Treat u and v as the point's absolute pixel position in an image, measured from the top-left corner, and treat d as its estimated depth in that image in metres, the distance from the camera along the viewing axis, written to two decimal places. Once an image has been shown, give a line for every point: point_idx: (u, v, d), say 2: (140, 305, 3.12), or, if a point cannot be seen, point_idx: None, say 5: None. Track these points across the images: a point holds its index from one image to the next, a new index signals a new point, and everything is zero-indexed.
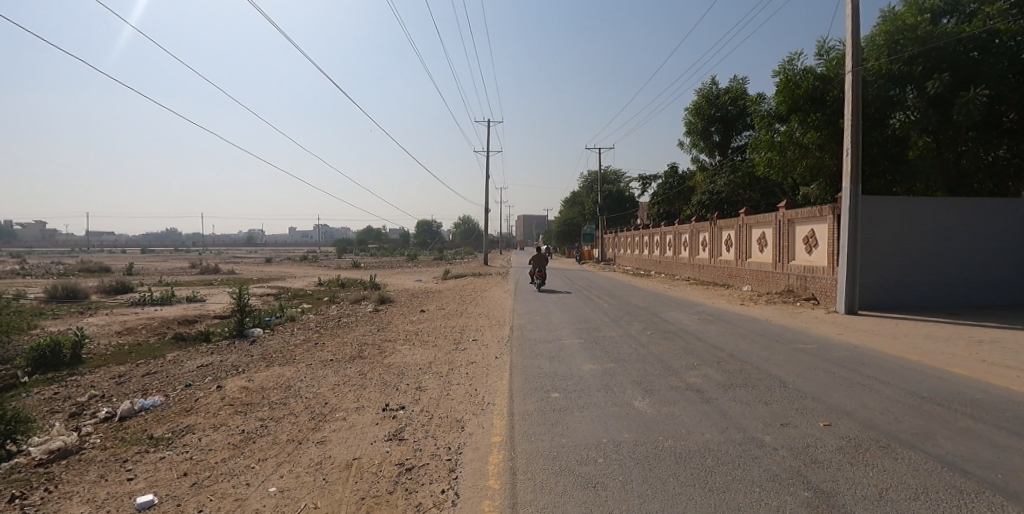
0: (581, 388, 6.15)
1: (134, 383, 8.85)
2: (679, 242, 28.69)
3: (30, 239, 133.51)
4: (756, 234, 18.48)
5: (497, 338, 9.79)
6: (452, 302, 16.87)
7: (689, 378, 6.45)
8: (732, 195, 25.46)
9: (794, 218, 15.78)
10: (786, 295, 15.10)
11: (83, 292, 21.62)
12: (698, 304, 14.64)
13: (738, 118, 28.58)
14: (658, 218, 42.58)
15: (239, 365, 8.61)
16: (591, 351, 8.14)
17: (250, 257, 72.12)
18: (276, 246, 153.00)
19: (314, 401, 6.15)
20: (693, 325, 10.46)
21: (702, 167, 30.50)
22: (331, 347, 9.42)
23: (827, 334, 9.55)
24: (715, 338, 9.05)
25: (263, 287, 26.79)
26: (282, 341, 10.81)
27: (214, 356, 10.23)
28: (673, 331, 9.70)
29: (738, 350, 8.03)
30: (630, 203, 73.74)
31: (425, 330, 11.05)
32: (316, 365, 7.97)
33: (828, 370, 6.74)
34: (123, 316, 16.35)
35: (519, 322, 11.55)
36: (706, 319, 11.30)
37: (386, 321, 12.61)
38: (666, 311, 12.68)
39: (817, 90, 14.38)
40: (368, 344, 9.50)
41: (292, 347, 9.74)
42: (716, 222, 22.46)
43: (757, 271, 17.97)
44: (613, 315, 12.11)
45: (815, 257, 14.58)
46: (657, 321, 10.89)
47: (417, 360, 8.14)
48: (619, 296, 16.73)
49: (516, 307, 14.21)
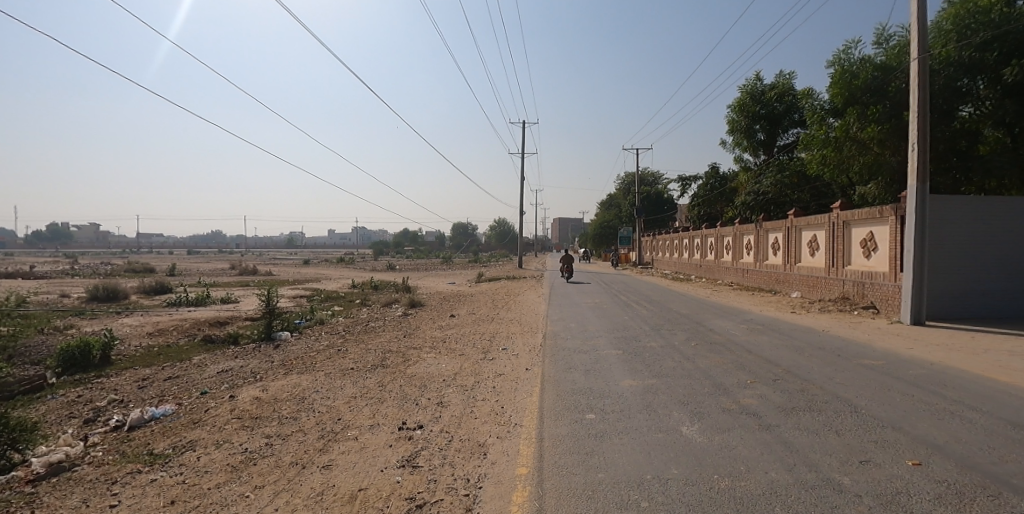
0: (620, 409, 5.47)
1: (153, 389, 8.93)
2: (721, 245, 27.30)
3: (89, 241, 142.46)
4: (807, 236, 17.17)
5: (528, 347, 9.19)
6: (482, 306, 16.39)
7: (743, 400, 5.68)
8: (779, 195, 23.95)
9: (851, 219, 14.51)
10: (841, 303, 13.87)
11: (125, 293, 22.41)
12: (744, 311, 13.61)
13: (786, 115, 27.03)
14: (697, 220, 40.99)
15: (256, 373, 8.58)
16: (630, 365, 7.42)
17: (288, 260, 74.00)
18: (312, 248, 157.56)
19: (327, 416, 5.82)
20: (743, 336, 9.54)
21: (745, 167, 28.99)
22: (353, 354, 9.10)
23: (898, 348, 8.47)
24: (770, 352, 8.14)
25: (297, 289, 27.14)
26: (307, 345, 10.61)
27: (237, 360, 10.49)
28: (720, 343, 8.85)
29: (798, 367, 7.13)
30: (667, 207, 72.14)
31: (453, 336, 10.58)
32: (336, 374, 7.68)
33: (910, 392, 5.79)
34: (159, 318, 16.74)
35: (552, 329, 10.90)
36: (756, 329, 10.34)
37: (414, 326, 12.24)
38: (709, 319, 11.77)
39: (876, 81, 13.09)
40: (392, 352, 9.12)
41: (312, 352, 9.58)
42: (762, 224, 21.15)
43: (808, 276, 16.68)
44: (652, 323, 11.30)
45: (875, 262, 13.32)
46: (702, 331, 10.02)
47: (442, 371, 7.65)
48: (656, 302, 15.82)
49: (547, 313, 13.61)
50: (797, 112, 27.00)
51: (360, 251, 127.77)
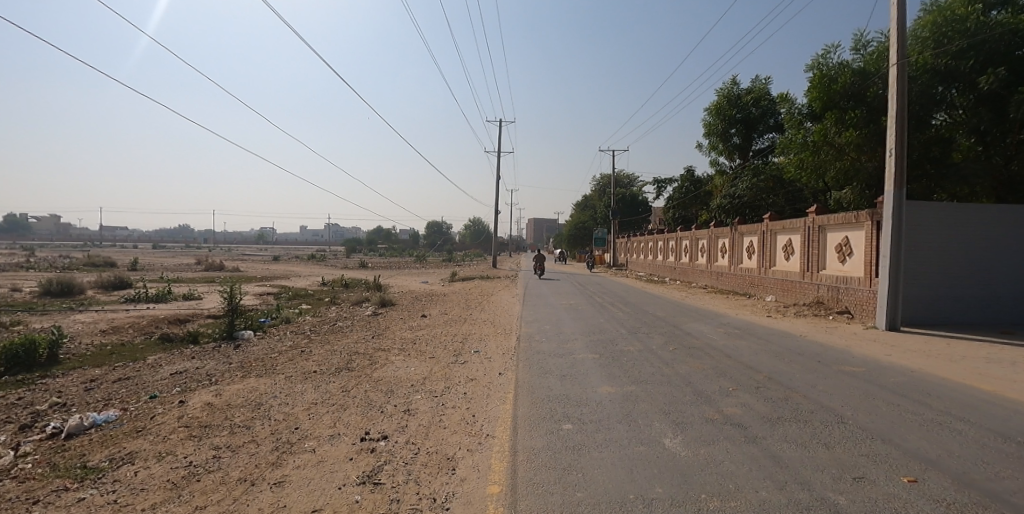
0: (599, 418, 5.16)
1: (99, 392, 8.09)
2: (696, 248, 27.47)
3: (46, 232, 135.55)
4: (783, 240, 17.29)
5: (502, 349, 8.80)
6: (456, 306, 15.92)
7: (726, 409, 5.43)
8: (754, 199, 24.17)
9: (826, 224, 14.63)
10: (816, 308, 13.96)
11: (79, 287, 21.06)
12: (722, 315, 13.54)
13: (761, 119, 27.36)
14: (674, 223, 41.42)
15: (213, 375, 7.83)
16: (608, 370, 7.12)
17: (259, 256, 71.65)
18: (286, 244, 153.56)
19: (283, 425, 5.23)
20: (720, 340, 9.38)
21: (721, 170, 29.28)
22: (318, 355, 8.55)
23: (875, 354, 8.42)
24: (749, 357, 7.96)
25: (264, 286, 26.08)
26: (268, 346, 9.95)
27: (193, 361, 9.69)
28: (699, 347, 8.65)
29: (779, 373, 6.96)
30: (642, 208, 73.11)
31: (424, 337, 10.12)
32: (297, 378, 7.09)
33: (893, 402, 5.65)
34: (112, 315, 15.68)
35: (527, 331, 10.54)
36: (734, 333, 10.20)
37: (384, 326, 11.71)
38: (687, 323, 11.61)
39: (855, 86, 13.26)
40: (358, 353, 8.60)
41: (274, 354, 8.91)
42: (737, 228, 21.30)
43: (782, 280, 16.81)
44: (630, 325, 11.07)
45: (849, 267, 13.44)
46: (680, 335, 9.83)
47: (410, 375, 7.20)
48: (634, 304, 15.63)
49: (523, 314, 13.27)
50: (772, 117, 27.37)
51: (336, 248, 125.11)
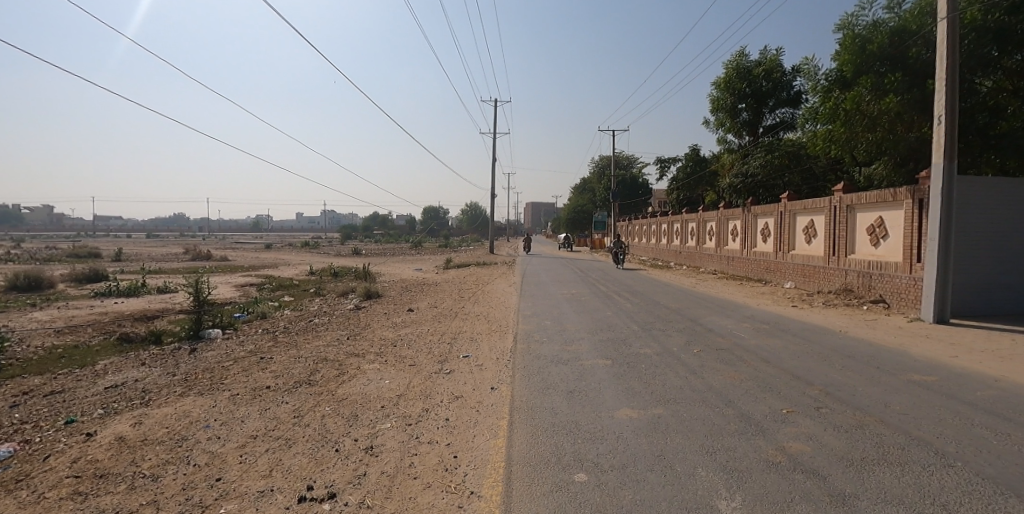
0: (623, 461, 3.84)
1: (16, 408, 6.73)
2: (703, 231, 26.06)
3: (36, 222, 133.53)
4: (803, 222, 15.88)
5: (496, 354, 7.48)
6: (448, 298, 14.54)
7: (788, 445, 4.12)
8: (769, 178, 22.60)
9: (855, 204, 13.24)
10: (845, 296, 12.68)
11: (49, 280, 19.70)
12: (742, 305, 12.23)
13: (771, 93, 25.74)
14: (678, 205, 39.93)
15: (150, 392, 6.48)
16: (624, 383, 5.81)
17: (253, 245, 69.86)
18: (281, 231, 151.83)
19: (201, 473, 3.90)
20: (750, 339, 8.06)
21: (729, 149, 27.70)
22: (278, 364, 7.22)
23: (935, 355, 7.13)
24: (793, 364, 6.66)
25: (249, 276, 24.68)
26: (228, 349, 8.64)
27: (140, 369, 8.36)
28: (728, 350, 7.35)
29: (836, 388, 5.64)
30: (642, 190, 70.91)
31: (407, 338, 8.79)
32: (245, 398, 5.77)
33: (999, 427, 4.35)
34: (72, 312, 14.31)
35: (526, 329, 9.19)
36: (762, 329, 8.89)
37: (364, 324, 10.36)
38: (705, 316, 10.30)
39: (891, 47, 11.74)
40: (326, 362, 7.25)
41: (229, 360, 7.59)
42: (750, 209, 19.88)
43: (802, 265, 15.47)
44: (642, 320, 9.74)
45: (883, 251, 12.14)
46: (704, 333, 8.51)
47: (383, 390, 5.90)
48: (643, 294, 14.29)
49: (521, 307, 11.94)
50: (782, 90, 25.82)
51: (332, 235, 123.56)
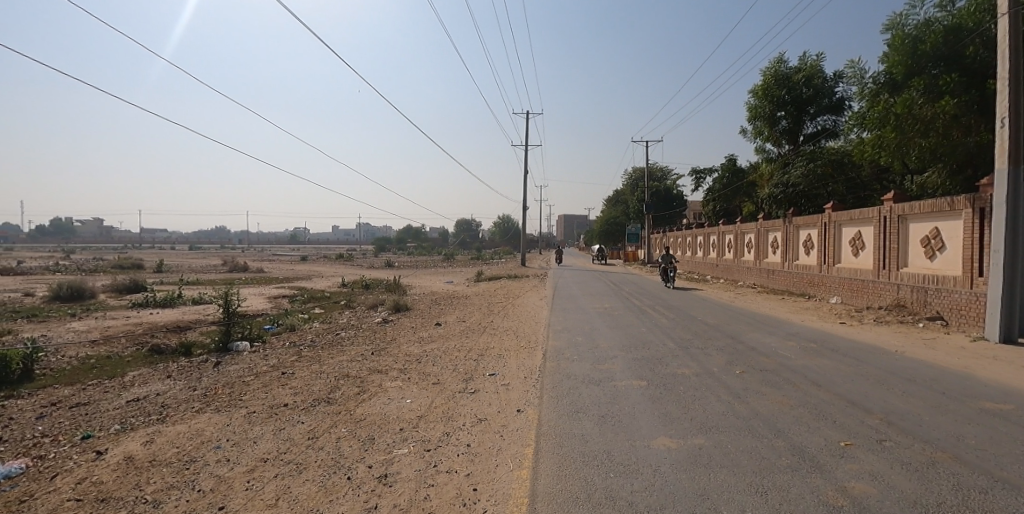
0: (659, 501, 3.41)
1: (46, 419, 6.81)
2: (741, 243, 25.07)
3: (90, 235, 141.78)
4: (850, 233, 14.94)
5: (523, 372, 7.12)
6: (476, 312, 14.27)
7: (851, 486, 3.60)
8: (811, 188, 21.55)
9: (907, 214, 12.35)
10: (897, 313, 11.77)
11: (92, 291, 20.53)
12: (784, 322, 11.49)
13: (813, 100, 24.70)
14: (714, 216, 38.81)
15: (170, 408, 6.41)
16: (659, 407, 5.36)
17: (287, 257, 71.88)
18: (315, 244, 156.13)
19: (205, 500, 3.69)
20: (799, 360, 7.42)
21: (767, 158, 26.72)
22: (300, 380, 7.09)
23: (1015, 381, 6.35)
24: (850, 389, 6.03)
25: (281, 288, 25.13)
26: (252, 363, 8.58)
27: (167, 382, 8.40)
28: (774, 372, 6.76)
29: (903, 418, 5.02)
30: (676, 203, 69.79)
31: (432, 354, 8.53)
32: (261, 417, 5.59)
33: None
34: (112, 323, 14.77)
35: (555, 346, 8.79)
36: (812, 349, 8.20)
37: (389, 338, 10.18)
38: (747, 333, 9.67)
39: (944, 47, 11.07)
40: (347, 378, 7.07)
41: (251, 375, 7.50)
42: (791, 220, 18.95)
43: (850, 279, 14.51)
44: (678, 338, 9.21)
45: (940, 265, 11.22)
46: (748, 352, 7.92)
47: (404, 410, 5.62)
48: (677, 308, 13.66)
49: (550, 322, 11.57)
50: (825, 97, 24.74)
51: (363, 247, 126.11)
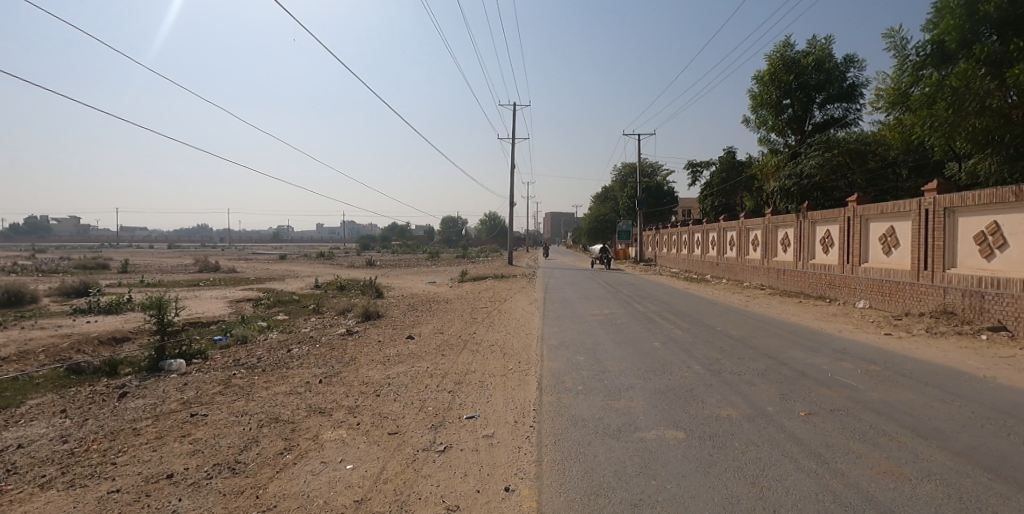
0: None
1: None
2: (746, 241, 23.51)
3: (64, 234, 136.84)
4: (880, 229, 13.35)
5: (513, 413, 5.30)
6: (457, 321, 12.42)
7: None
8: (827, 179, 20.00)
9: (954, 207, 10.76)
10: (948, 321, 10.12)
11: (30, 295, 18.27)
12: (818, 333, 9.82)
13: (823, 86, 23.17)
14: (712, 212, 37.29)
15: (10, 473, 4.47)
16: (720, 486, 3.52)
17: (267, 256, 68.99)
18: (301, 242, 152.81)
19: None
20: (870, 393, 5.67)
21: (774, 149, 25.21)
22: (210, 427, 5.16)
23: None
24: (970, 442, 4.28)
25: (247, 291, 22.92)
26: (164, 393, 6.65)
27: (50, 419, 6.40)
28: (851, 414, 4.99)
29: None
30: (669, 200, 67.97)
31: (397, 382, 6.68)
32: (121, 500, 3.71)
33: None
34: (33, 334, 12.63)
35: (552, 371, 6.96)
36: (876, 375, 6.47)
37: (348, 357, 8.30)
38: (785, 350, 7.95)
39: (1008, 11, 10.18)
40: (276, 424, 5.18)
41: (150, 417, 5.56)
42: (806, 215, 17.38)
43: (881, 281, 12.92)
44: (704, 358, 7.46)
45: (1000, 265, 9.61)
46: (799, 381, 6.17)
47: (336, 488, 3.74)
48: (689, 316, 11.90)
49: (545, 335, 9.79)
50: (835, 83, 23.26)
51: (349, 246, 123.28)
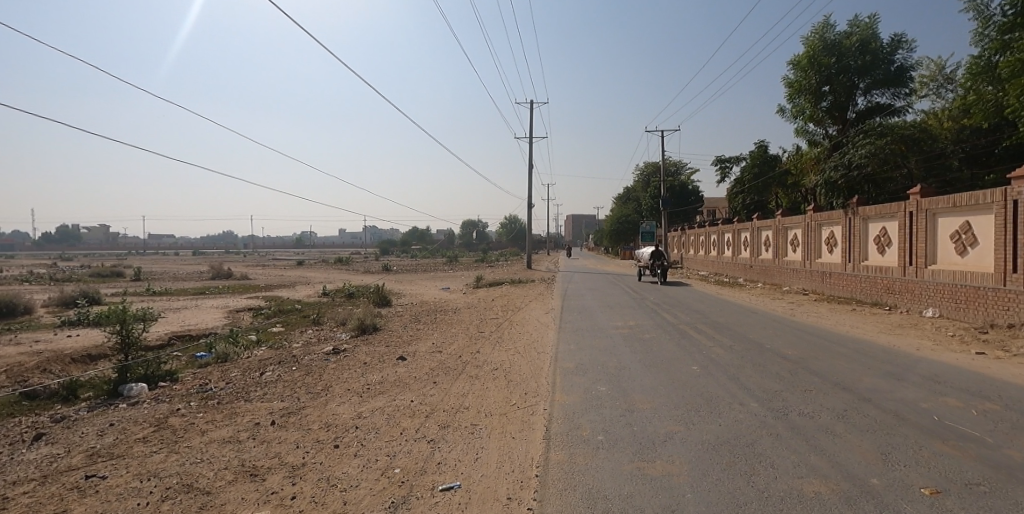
0: None
1: None
2: (783, 241, 21.49)
3: (96, 242, 141.04)
4: (952, 225, 11.45)
5: (506, 484, 3.80)
6: (461, 335, 11.00)
7: None
8: (878, 169, 18.00)
9: None
10: None
11: (26, 306, 17.56)
12: (890, 351, 8.06)
13: (868, 68, 21.10)
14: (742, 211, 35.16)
15: None
16: None
17: (285, 261, 69.17)
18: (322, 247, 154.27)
19: None
20: (1012, 453, 3.99)
21: (813, 140, 23.25)
22: (95, 500, 3.80)
23: None
24: None
25: (251, 299, 21.96)
26: (82, 437, 5.37)
27: None
28: (1002, 495, 3.36)
29: None
30: (692, 198, 65.66)
31: (368, 425, 5.27)
32: None
33: None
34: (5, 351, 11.65)
35: (564, 409, 5.44)
36: (1003, 420, 4.76)
37: (322, 387, 6.94)
38: (862, 379, 6.26)
39: None
40: (183, 496, 3.79)
41: (35, 480, 4.25)
42: (857, 210, 15.41)
43: (955, 285, 11.02)
44: (760, 391, 5.83)
45: None
46: (899, 430, 4.52)
47: None
48: (729, 329, 10.20)
49: (560, 355, 8.29)
50: (881, 65, 21.14)
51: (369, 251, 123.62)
